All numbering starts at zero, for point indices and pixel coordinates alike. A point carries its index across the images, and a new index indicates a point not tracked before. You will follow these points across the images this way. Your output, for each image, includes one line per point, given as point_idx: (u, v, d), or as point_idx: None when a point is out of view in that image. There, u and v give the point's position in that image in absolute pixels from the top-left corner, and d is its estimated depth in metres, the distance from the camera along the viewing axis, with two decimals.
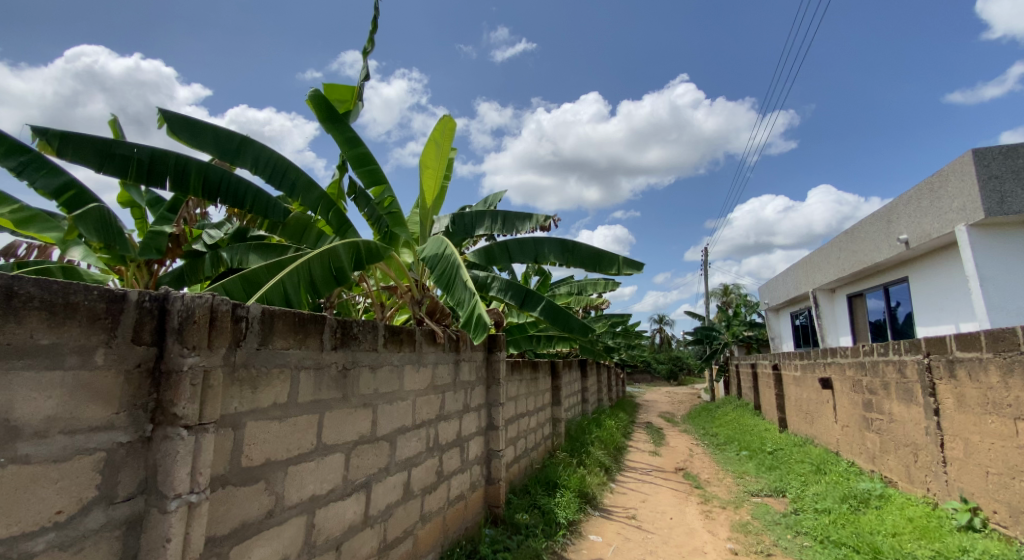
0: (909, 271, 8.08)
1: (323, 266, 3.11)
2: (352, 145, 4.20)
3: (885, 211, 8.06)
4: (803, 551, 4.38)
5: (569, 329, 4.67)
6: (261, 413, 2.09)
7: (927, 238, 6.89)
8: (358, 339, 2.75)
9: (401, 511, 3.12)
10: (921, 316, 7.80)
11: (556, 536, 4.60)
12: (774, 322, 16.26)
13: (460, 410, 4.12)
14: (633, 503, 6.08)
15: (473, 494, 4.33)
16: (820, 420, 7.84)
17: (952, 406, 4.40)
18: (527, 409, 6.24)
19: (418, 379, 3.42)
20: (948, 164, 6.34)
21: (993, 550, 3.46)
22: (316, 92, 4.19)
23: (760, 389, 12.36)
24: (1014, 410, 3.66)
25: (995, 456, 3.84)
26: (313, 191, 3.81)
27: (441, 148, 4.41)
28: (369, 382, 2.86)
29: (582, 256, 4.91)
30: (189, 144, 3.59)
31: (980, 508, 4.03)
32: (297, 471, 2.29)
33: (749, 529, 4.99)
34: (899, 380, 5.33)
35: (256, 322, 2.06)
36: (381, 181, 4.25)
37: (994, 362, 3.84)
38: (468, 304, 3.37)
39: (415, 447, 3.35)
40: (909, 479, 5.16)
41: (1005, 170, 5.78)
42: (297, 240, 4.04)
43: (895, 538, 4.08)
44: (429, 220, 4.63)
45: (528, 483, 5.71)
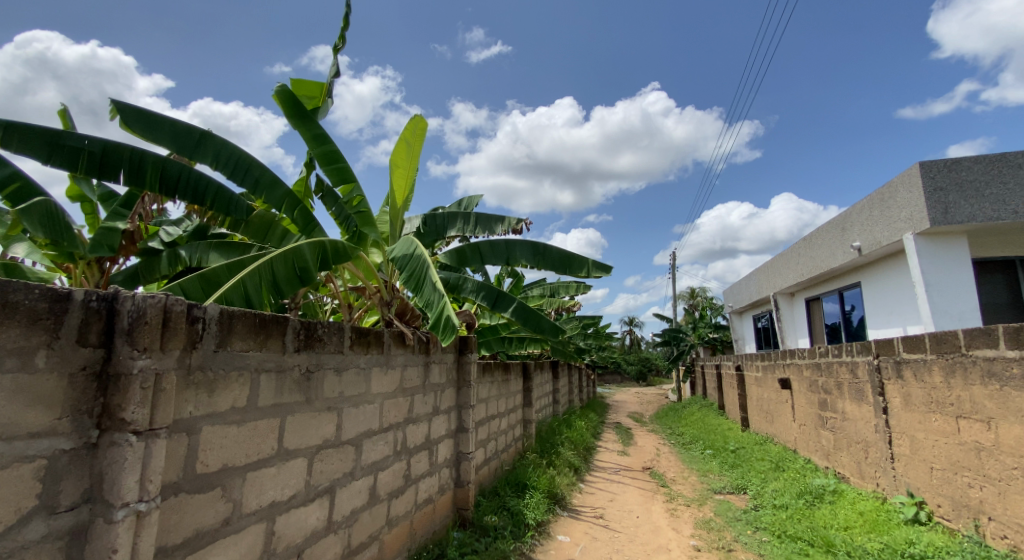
0: (862, 276, 8.45)
1: (287, 265, 3.03)
2: (319, 142, 4.12)
3: (840, 219, 8.41)
4: (762, 545, 4.52)
5: (539, 331, 4.69)
6: (219, 418, 2.03)
7: (878, 246, 7.22)
8: (323, 341, 2.69)
9: (366, 516, 3.07)
10: (873, 319, 8.16)
11: (524, 538, 4.60)
12: (738, 324, 16.72)
13: (429, 413, 4.09)
14: (601, 503, 6.14)
15: (441, 498, 4.29)
16: (780, 419, 8.12)
17: (899, 404, 4.62)
18: (497, 410, 6.23)
19: (385, 382, 3.37)
20: (897, 176, 6.66)
21: (937, 542, 3.64)
22: (282, 87, 4.10)
23: (724, 389, 12.69)
24: (956, 409, 3.85)
25: (939, 453, 4.05)
26: (278, 188, 3.72)
27: (412, 147, 4.37)
28: (334, 385, 2.80)
29: (554, 258, 4.94)
30: (145, 137, 3.45)
31: (926, 502, 4.25)
32: (257, 477, 2.22)
33: (712, 525, 5.12)
34: (852, 381, 5.56)
35: (214, 323, 1.99)
36: (350, 180, 4.18)
37: (938, 363, 4.05)
38: (437, 306, 3.34)
39: (382, 451, 3.30)
40: (860, 475, 5.39)
41: (949, 182, 6.12)
42: (260, 238, 3.93)
43: (848, 532, 4.25)
44: (399, 220, 4.58)
45: (498, 485, 5.70)
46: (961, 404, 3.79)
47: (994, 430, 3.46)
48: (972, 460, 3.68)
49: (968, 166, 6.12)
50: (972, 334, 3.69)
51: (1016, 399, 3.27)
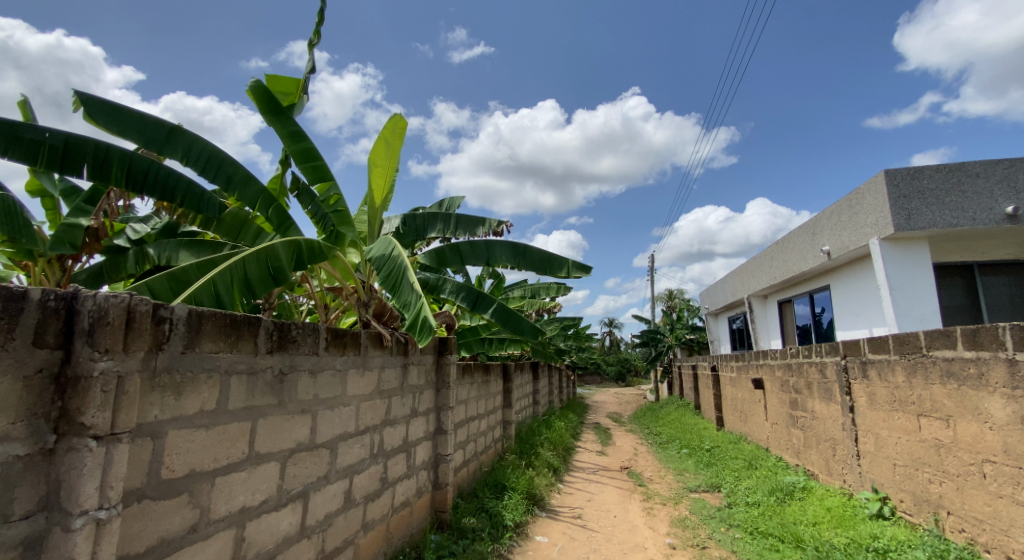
0: (831, 279, 8.70)
1: (259, 264, 2.97)
2: (296, 139, 4.04)
3: (811, 224, 8.65)
4: (735, 542, 4.60)
5: (519, 332, 4.69)
6: (185, 422, 1.97)
7: (846, 250, 7.45)
8: (297, 342, 2.64)
9: (341, 520, 3.03)
10: (841, 321, 8.41)
11: (502, 539, 4.59)
12: (713, 325, 17.02)
13: (407, 415, 4.05)
14: (579, 503, 6.18)
15: (419, 501, 4.26)
16: (753, 418, 8.29)
17: (865, 403, 4.76)
18: (477, 412, 6.22)
19: (362, 384, 3.33)
20: (864, 183, 6.88)
21: (900, 536, 3.77)
22: (256, 82, 4.01)
23: (700, 389, 12.90)
24: (917, 407, 3.99)
25: (902, 449, 4.19)
26: (251, 185, 3.63)
27: (391, 146, 4.32)
28: (308, 387, 2.75)
29: (534, 260, 4.95)
30: (111, 131, 3.34)
31: (889, 497, 4.39)
32: (226, 482, 2.17)
33: (687, 524, 5.20)
34: (821, 380, 5.72)
35: (182, 323, 1.94)
36: (327, 178, 4.11)
37: (901, 363, 4.20)
38: (414, 307, 3.31)
39: (358, 454, 3.26)
40: (828, 472, 5.54)
41: (912, 190, 6.35)
42: (233, 236, 3.85)
43: (816, 527, 4.37)
44: (378, 220, 4.53)
45: (476, 486, 5.68)
46: (922, 403, 3.93)
47: (952, 427, 3.60)
48: (932, 457, 3.81)
49: (929, 175, 6.36)
50: (932, 335, 3.83)
51: (972, 398, 3.41)
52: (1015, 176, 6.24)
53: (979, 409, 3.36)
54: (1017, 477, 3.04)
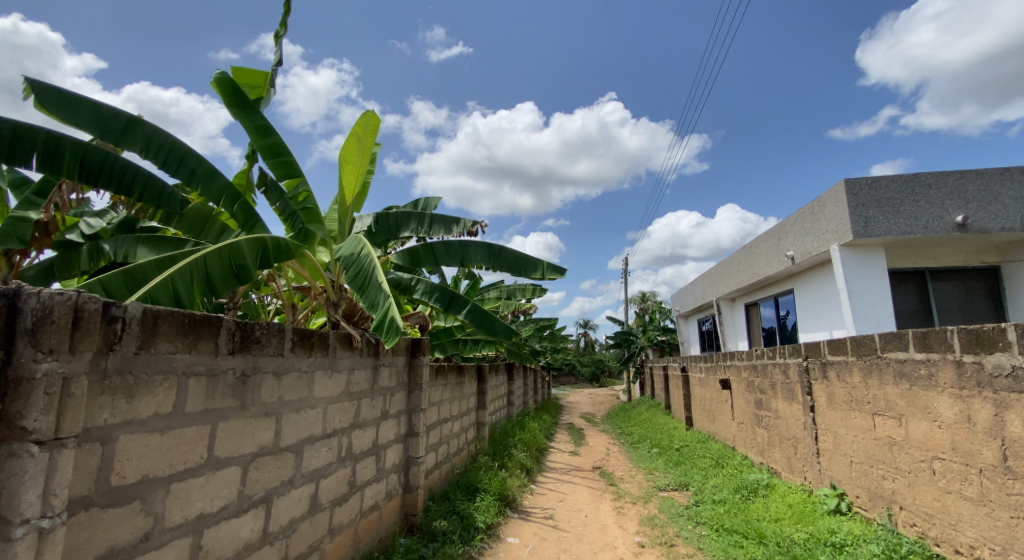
0: (794, 283, 8.98)
1: (222, 262, 2.87)
2: (263, 133, 3.94)
3: (776, 230, 8.91)
4: (701, 539, 4.69)
5: (493, 333, 4.68)
6: (138, 426, 1.90)
7: (809, 255, 7.70)
8: (261, 343, 2.56)
9: (306, 525, 2.95)
10: (804, 323, 8.68)
11: (473, 541, 4.56)
12: (684, 328, 17.35)
13: (377, 418, 3.99)
14: (550, 504, 6.21)
15: (388, 504, 4.20)
16: (720, 418, 8.48)
17: (824, 403, 4.93)
18: (450, 413, 6.17)
19: (330, 386, 3.26)
20: (825, 191, 7.12)
21: (856, 531, 3.91)
22: (222, 74, 3.89)
23: (671, 390, 13.14)
24: (872, 406, 4.15)
25: (858, 447, 4.35)
26: (215, 180, 3.52)
27: (363, 143, 4.25)
28: (272, 389, 2.67)
29: (508, 260, 4.94)
30: (63, 120, 3.18)
31: (846, 493, 4.55)
32: (182, 489, 2.09)
33: (655, 522, 5.27)
34: (784, 381, 5.89)
35: (136, 323, 1.86)
36: (296, 174, 4.02)
37: (858, 364, 4.36)
38: (383, 307, 3.25)
39: (324, 458, 3.19)
40: (790, 470, 5.71)
41: (869, 199, 6.61)
42: (195, 233, 3.72)
43: (778, 523, 4.49)
44: (349, 218, 4.45)
45: (448, 489, 5.64)
46: (877, 402, 4.09)
47: (904, 425, 3.75)
48: (886, 454, 3.97)
49: (886, 184, 6.63)
50: (886, 338, 3.98)
51: (923, 398, 3.56)
52: (965, 187, 6.54)
53: (929, 408, 3.51)
54: (964, 473, 3.19)
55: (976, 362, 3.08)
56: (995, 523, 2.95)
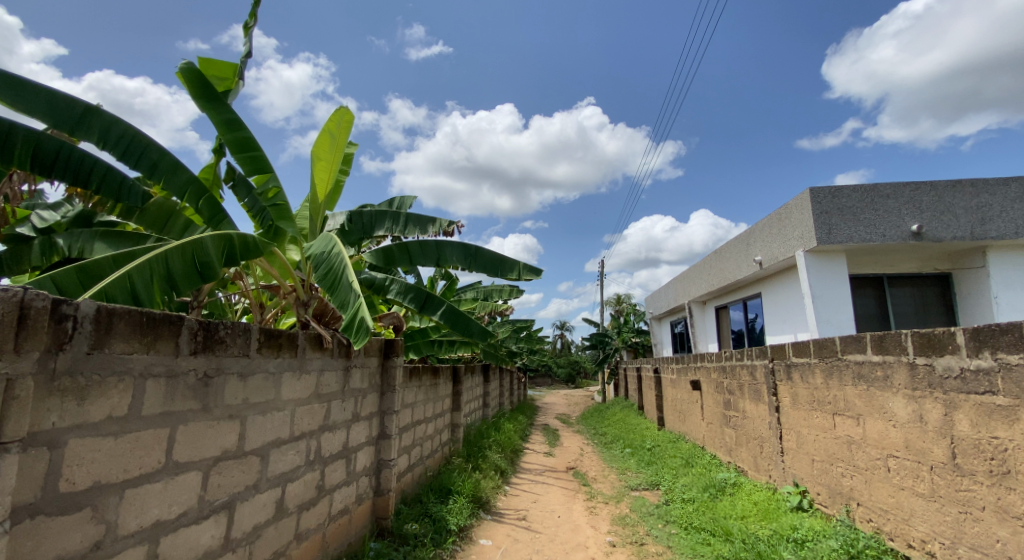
0: (762, 287, 9.23)
1: (185, 259, 2.77)
2: (231, 127, 3.83)
3: (745, 235, 9.14)
4: (671, 538, 4.77)
5: (468, 334, 4.66)
6: (90, 430, 1.82)
7: (776, 260, 7.92)
8: (225, 343, 2.48)
9: (271, 531, 2.88)
10: (771, 326, 8.92)
11: (445, 544, 4.52)
12: (657, 330, 17.63)
13: (348, 420, 3.92)
14: (523, 505, 6.21)
15: (358, 508, 4.13)
16: (691, 418, 8.64)
17: (788, 403, 5.07)
18: (424, 415, 6.11)
19: (298, 388, 3.19)
20: (792, 199, 7.34)
21: (817, 527, 4.04)
22: (187, 65, 3.78)
23: (644, 391, 13.32)
24: (833, 407, 4.29)
25: (819, 446, 4.49)
26: (179, 174, 3.41)
27: (336, 139, 4.17)
28: (237, 391, 2.60)
29: (484, 261, 4.93)
30: (13, 106, 3.02)
31: (808, 490, 4.69)
32: (137, 495, 2.02)
33: (626, 522, 5.34)
34: (751, 382, 6.05)
35: (89, 321, 1.79)
36: (265, 169, 3.93)
37: (819, 365, 4.50)
38: (353, 307, 3.20)
39: (291, 461, 3.12)
40: (756, 468, 5.86)
41: (833, 207, 6.84)
42: (158, 229, 3.60)
43: (744, 521, 4.60)
44: (320, 216, 4.37)
45: (421, 491, 5.58)
46: (837, 402, 4.22)
47: (862, 425, 3.89)
48: (845, 452, 4.10)
49: (848, 194, 6.87)
50: (846, 341, 4.12)
51: (880, 399, 3.70)
52: (920, 197, 6.82)
53: (885, 409, 3.65)
54: (917, 470, 3.32)
55: (928, 364, 3.22)
56: (945, 518, 3.08)
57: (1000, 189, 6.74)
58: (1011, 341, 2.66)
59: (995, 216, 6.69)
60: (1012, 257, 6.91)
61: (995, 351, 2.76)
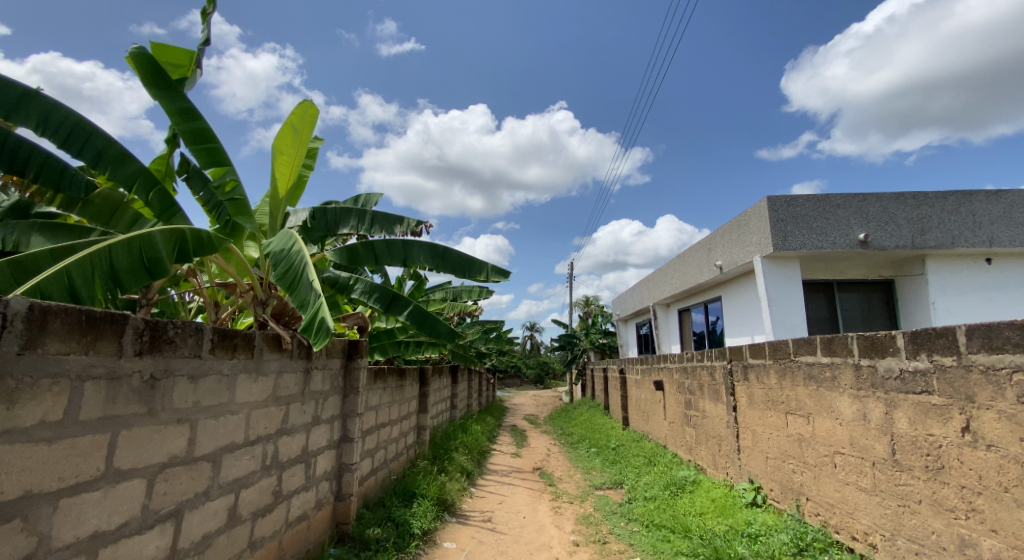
0: (722, 290, 9.51)
1: (131, 253, 2.63)
2: (186, 117, 3.67)
3: (707, 240, 9.41)
4: (632, 536, 4.86)
5: (435, 335, 4.60)
6: (19, 436, 1.73)
7: (735, 265, 8.18)
8: (174, 344, 2.38)
9: (223, 539, 2.77)
10: (730, 328, 9.21)
11: (408, 548, 4.44)
12: (623, 331, 17.92)
13: (308, 423, 3.82)
14: (489, 506, 6.20)
15: (318, 514, 4.03)
16: (654, 418, 8.81)
17: (745, 402, 5.24)
18: (389, 418, 6.01)
19: (254, 391, 3.08)
20: (750, 206, 7.60)
21: (769, 522, 4.18)
22: (139, 50, 3.60)
23: (609, 391, 13.49)
24: (785, 406, 4.45)
25: (772, 444, 4.66)
26: (127, 164, 3.24)
27: (299, 134, 4.06)
28: (187, 394, 2.49)
29: (452, 262, 4.89)
30: None
31: (762, 486, 4.85)
32: (74, 505, 1.92)
33: (590, 521, 5.40)
34: (710, 382, 6.22)
35: (20, 320, 1.71)
36: (223, 163, 3.79)
37: (774, 366, 4.66)
38: (313, 306, 3.12)
39: (246, 467, 3.01)
40: (714, 466, 6.02)
41: (788, 215, 7.12)
42: (103, 222, 3.42)
43: (702, 517, 4.72)
44: (281, 212, 4.24)
45: (385, 495, 5.49)
46: (790, 402, 4.38)
47: (812, 423, 4.05)
48: (796, 450, 4.27)
49: (802, 203, 7.15)
50: (798, 343, 4.28)
51: (828, 398, 3.85)
52: (867, 208, 7.17)
53: (832, 408, 3.81)
54: (860, 466, 3.48)
55: (871, 365, 3.39)
56: (885, 511, 3.24)
57: (939, 201, 7.13)
58: (946, 343, 2.82)
59: (934, 227, 7.07)
60: (948, 265, 7.31)
61: (931, 353, 2.92)
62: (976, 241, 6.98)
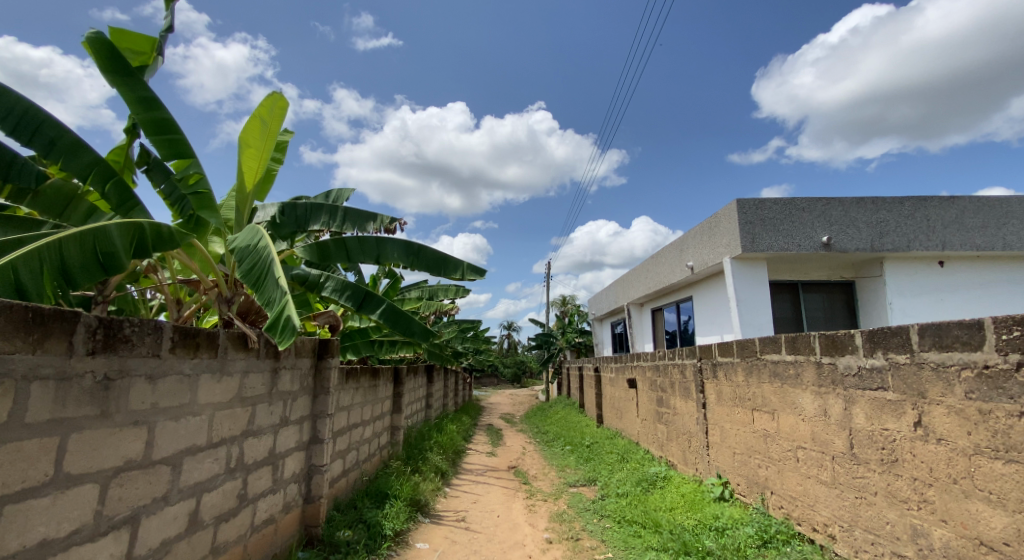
0: (694, 290, 9.69)
1: (84, 247, 2.52)
2: (146, 106, 3.53)
3: (679, 240, 9.57)
4: (605, 532, 4.91)
5: (408, 334, 4.55)
6: None
7: (705, 266, 8.34)
8: (130, 343, 2.28)
9: (183, 545, 2.69)
10: (700, 327, 9.39)
11: (379, 550, 4.38)
12: (598, 330, 18.09)
13: (275, 424, 3.73)
14: (463, 506, 6.18)
15: (285, 517, 3.94)
16: (627, 415, 8.92)
17: (714, 399, 5.35)
18: (361, 418, 5.92)
19: (218, 391, 2.99)
20: (720, 209, 7.76)
21: (735, 515, 4.28)
22: (96, 35, 3.45)
23: (584, 389, 13.61)
24: (752, 403, 4.56)
25: (739, 440, 4.77)
26: (82, 154, 3.10)
27: (268, 127, 3.95)
28: (144, 395, 2.39)
29: (426, 260, 4.84)
30: None
31: (729, 481, 4.96)
32: (19, 512, 1.83)
33: (563, 518, 5.43)
34: (681, 380, 6.33)
35: None
36: (186, 155, 3.67)
37: (741, 364, 4.77)
38: (278, 304, 3.05)
39: (208, 470, 2.92)
40: (685, 462, 6.13)
41: (756, 218, 7.30)
42: (56, 214, 3.27)
43: (672, 512, 4.80)
44: (248, 207, 4.12)
45: (356, 496, 5.40)
46: (756, 399, 4.49)
47: (776, 419, 4.16)
48: (761, 445, 4.38)
49: (769, 206, 7.34)
50: (764, 341, 4.38)
51: (792, 395, 3.96)
52: (831, 212, 7.41)
53: (795, 404, 3.92)
54: (820, 460, 3.59)
55: (831, 363, 3.49)
56: (844, 503, 3.35)
57: (896, 206, 7.41)
58: (900, 342, 2.93)
59: (891, 231, 7.35)
60: (905, 267, 7.61)
61: (887, 351, 3.03)
62: (931, 244, 7.29)
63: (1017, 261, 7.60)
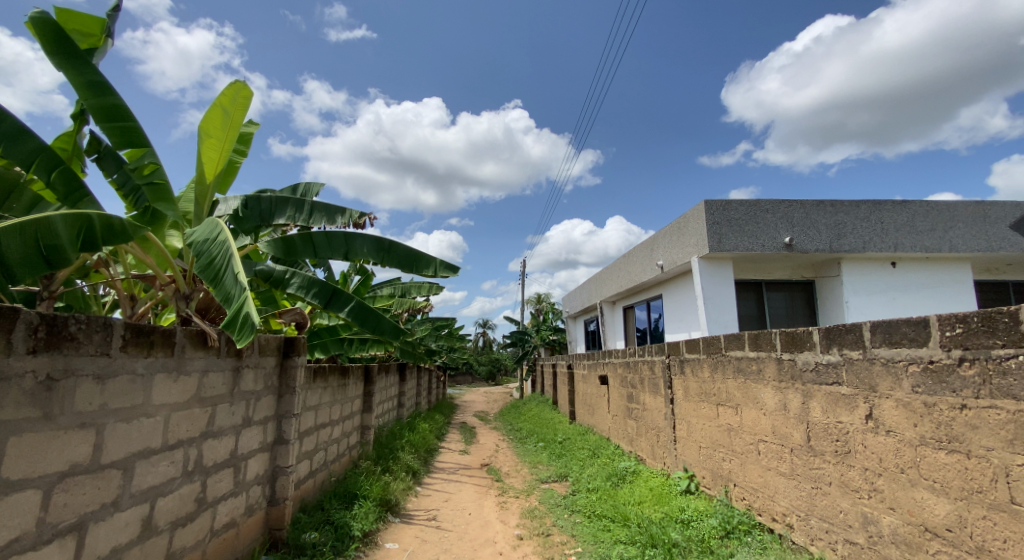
0: (663, 288, 9.86)
1: (25, 240, 2.38)
2: (96, 91, 3.36)
3: (650, 240, 9.72)
4: (575, 527, 4.95)
5: (378, 331, 4.46)
6: None
7: (674, 265, 8.49)
8: (76, 341, 2.16)
9: (136, 551, 2.58)
10: (669, 324, 9.57)
11: (346, 551, 4.30)
12: (571, 327, 18.23)
13: (237, 425, 3.61)
14: (434, 504, 6.13)
15: (248, 520, 3.83)
16: (598, 411, 9.02)
17: (681, 395, 5.45)
18: (330, 417, 5.81)
19: (174, 391, 2.87)
20: (689, 209, 7.91)
21: (701, 508, 4.37)
22: (40, 14, 3.26)
23: (558, 386, 13.70)
24: (717, 398, 4.66)
25: (705, 434, 4.88)
26: (26, 142, 2.93)
27: (230, 117, 3.82)
28: (92, 396, 2.28)
29: (397, 256, 4.77)
30: None
31: (695, 474, 5.07)
32: None
33: (534, 514, 5.45)
34: (650, 377, 6.44)
35: None
36: (141, 144, 3.52)
37: (707, 360, 4.88)
38: (236, 301, 2.95)
39: (163, 474, 2.80)
40: (653, 456, 6.24)
41: (722, 219, 7.47)
42: None
43: (640, 506, 4.88)
44: (208, 199, 3.98)
45: (324, 498, 5.29)
46: (721, 394, 4.59)
47: (740, 414, 4.27)
48: (725, 439, 4.49)
49: (736, 207, 7.51)
50: (729, 339, 4.49)
51: (754, 390, 4.07)
52: (793, 213, 7.64)
53: (757, 399, 4.03)
54: (780, 452, 3.70)
55: (791, 359, 3.60)
56: (801, 493, 3.46)
57: (853, 209, 7.69)
58: (854, 339, 3.04)
59: (848, 233, 7.63)
60: (861, 268, 7.92)
61: (842, 347, 3.14)
62: (884, 246, 7.60)
63: (962, 262, 8.00)
